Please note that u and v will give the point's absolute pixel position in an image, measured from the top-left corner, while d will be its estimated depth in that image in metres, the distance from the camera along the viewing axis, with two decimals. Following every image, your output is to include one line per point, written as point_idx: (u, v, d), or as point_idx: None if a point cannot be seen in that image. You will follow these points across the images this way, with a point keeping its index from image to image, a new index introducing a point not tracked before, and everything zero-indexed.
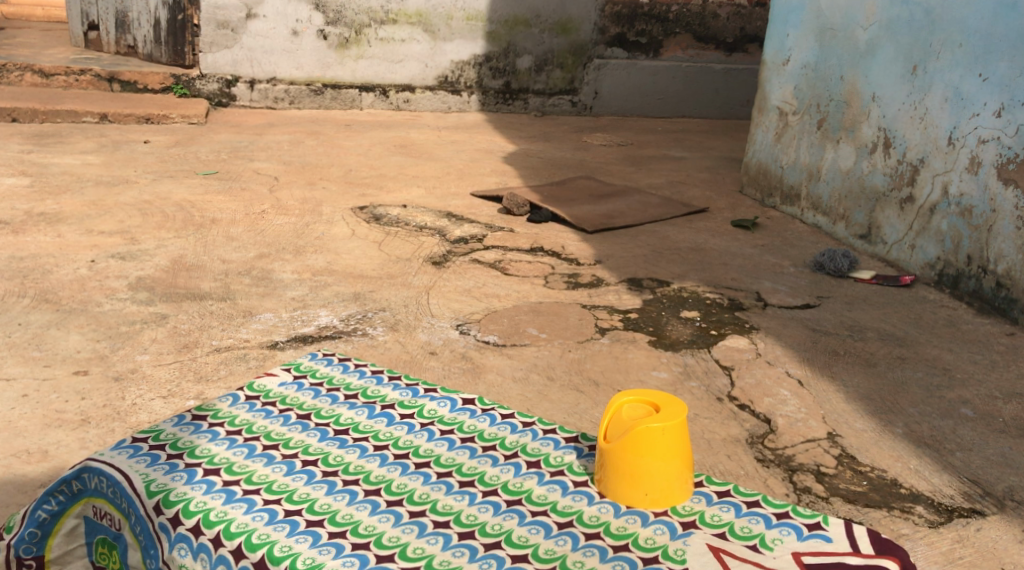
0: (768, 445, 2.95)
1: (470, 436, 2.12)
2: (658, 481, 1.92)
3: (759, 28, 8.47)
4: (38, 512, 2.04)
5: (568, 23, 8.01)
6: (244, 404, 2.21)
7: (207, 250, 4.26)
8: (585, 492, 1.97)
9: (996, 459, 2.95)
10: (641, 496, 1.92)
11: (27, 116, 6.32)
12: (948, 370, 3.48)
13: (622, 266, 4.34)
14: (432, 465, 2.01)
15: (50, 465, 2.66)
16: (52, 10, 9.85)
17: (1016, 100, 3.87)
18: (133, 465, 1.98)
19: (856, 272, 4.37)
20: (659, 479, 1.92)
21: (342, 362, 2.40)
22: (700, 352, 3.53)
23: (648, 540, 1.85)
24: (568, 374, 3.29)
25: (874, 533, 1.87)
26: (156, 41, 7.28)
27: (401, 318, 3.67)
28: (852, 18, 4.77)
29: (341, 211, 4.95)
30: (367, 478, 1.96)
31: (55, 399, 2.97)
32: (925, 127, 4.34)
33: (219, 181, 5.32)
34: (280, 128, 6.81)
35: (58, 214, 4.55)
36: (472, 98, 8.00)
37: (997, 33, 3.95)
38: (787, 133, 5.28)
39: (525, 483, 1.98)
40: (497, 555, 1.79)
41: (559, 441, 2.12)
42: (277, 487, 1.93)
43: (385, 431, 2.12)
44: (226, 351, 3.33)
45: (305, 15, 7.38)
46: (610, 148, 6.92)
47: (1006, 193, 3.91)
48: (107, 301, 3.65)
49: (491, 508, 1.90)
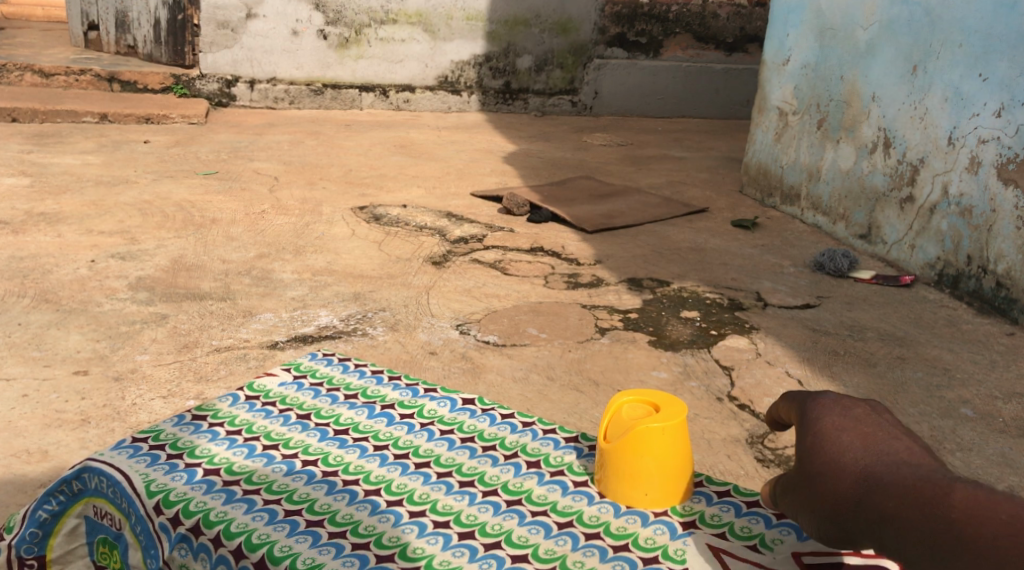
0: (768, 446, 2.95)
1: (470, 436, 2.12)
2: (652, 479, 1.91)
3: (759, 28, 8.47)
4: (39, 512, 2.03)
5: (568, 23, 8.00)
6: (244, 404, 2.21)
7: (208, 250, 4.26)
8: (585, 492, 1.97)
9: (996, 459, 2.95)
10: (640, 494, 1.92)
11: (27, 116, 6.31)
12: (949, 370, 3.48)
13: (623, 266, 4.35)
14: (432, 465, 2.01)
15: (50, 465, 2.65)
16: (52, 10, 9.85)
17: (1016, 100, 3.87)
18: (134, 465, 1.98)
19: (856, 272, 4.37)
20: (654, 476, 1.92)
21: (341, 362, 2.40)
22: (700, 352, 3.53)
23: (648, 540, 1.84)
24: (569, 374, 3.29)
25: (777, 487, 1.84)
26: (156, 41, 7.28)
27: (401, 318, 3.67)
28: (852, 18, 4.77)
29: (341, 211, 4.96)
30: (367, 478, 1.96)
31: (55, 399, 2.97)
32: (925, 127, 4.34)
33: (219, 181, 5.32)
34: (281, 128, 6.81)
35: (58, 214, 4.55)
36: (472, 98, 8.00)
37: (997, 33, 3.94)
38: (787, 133, 5.29)
39: (525, 483, 1.98)
40: (497, 555, 1.79)
41: (558, 441, 2.12)
42: (277, 487, 1.92)
43: (385, 431, 2.12)
44: (226, 351, 3.33)
45: (305, 15, 7.38)
46: (611, 148, 6.92)
47: (1006, 193, 3.91)
48: (106, 301, 3.66)
49: (491, 508, 1.90)
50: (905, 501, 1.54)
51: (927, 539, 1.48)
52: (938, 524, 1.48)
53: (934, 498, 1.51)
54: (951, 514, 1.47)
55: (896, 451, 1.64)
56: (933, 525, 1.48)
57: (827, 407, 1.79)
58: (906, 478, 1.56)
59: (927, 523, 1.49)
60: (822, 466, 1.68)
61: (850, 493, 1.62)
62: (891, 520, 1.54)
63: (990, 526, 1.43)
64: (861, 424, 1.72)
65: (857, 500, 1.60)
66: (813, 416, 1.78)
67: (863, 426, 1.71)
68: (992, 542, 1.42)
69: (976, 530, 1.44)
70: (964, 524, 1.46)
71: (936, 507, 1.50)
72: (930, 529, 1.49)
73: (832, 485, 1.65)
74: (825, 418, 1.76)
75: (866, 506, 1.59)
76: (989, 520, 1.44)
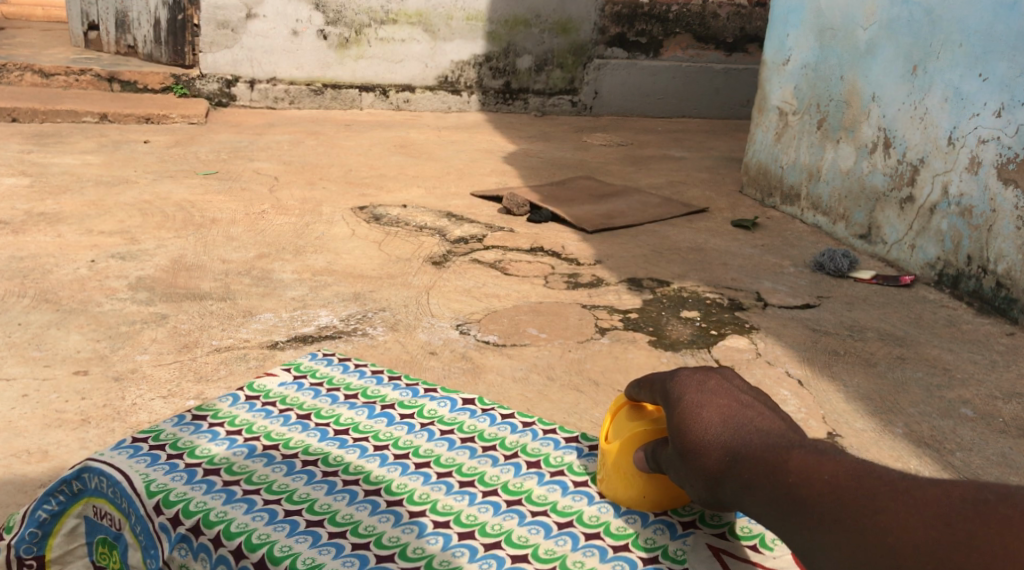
0: None
1: (470, 436, 2.12)
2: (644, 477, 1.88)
3: (759, 28, 8.47)
4: (38, 512, 2.03)
5: (568, 23, 8.00)
6: (244, 404, 2.20)
7: (207, 250, 4.26)
8: (585, 492, 1.96)
9: (996, 459, 2.95)
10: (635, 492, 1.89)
11: (27, 116, 6.31)
12: (948, 370, 3.48)
13: (622, 266, 4.35)
14: (432, 465, 2.01)
15: (50, 465, 2.65)
16: (52, 10, 9.85)
17: (1016, 100, 3.86)
18: (134, 465, 1.97)
19: (856, 272, 4.37)
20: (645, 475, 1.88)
21: (342, 362, 2.40)
22: (701, 352, 3.53)
23: (649, 540, 1.84)
24: (569, 374, 3.29)
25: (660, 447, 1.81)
26: (156, 42, 7.28)
27: (401, 318, 3.67)
28: (852, 18, 4.77)
29: (341, 211, 4.96)
30: (367, 478, 1.96)
31: (55, 399, 2.97)
32: (925, 127, 4.34)
33: (219, 181, 5.33)
34: (281, 128, 6.81)
35: (58, 214, 4.55)
36: (472, 98, 8.00)
37: (997, 33, 3.93)
38: (787, 133, 5.29)
39: (525, 483, 1.98)
40: (497, 555, 1.79)
41: (558, 442, 2.12)
42: (277, 487, 1.92)
43: (385, 431, 2.12)
44: (226, 351, 3.33)
45: (305, 15, 7.37)
46: (610, 148, 6.92)
47: (1005, 193, 3.91)
48: (106, 301, 3.66)
49: (491, 508, 1.90)
50: (755, 470, 1.51)
51: (774, 504, 1.47)
52: (783, 490, 1.46)
53: (780, 466, 1.49)
54: (795, 479, 1.46)
55: (749, 417, 1.61)
56: (779, 491, 1.47)
57: (685, 376, 1.75)
58: (756, 446, 1.54)
59: (772, 489, 1.48)
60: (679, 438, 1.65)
61: (709, 466, 1.58)
62: (744, 489, 1.52)
63: (829, 489, 1.41)
64: (717, 391, 1.68)
65: (715, 473, 1.57)
66: (673, 387, 1.74)
67: (719, 394, 1.67)
68: (826, 506, 1.40)
69: (814, 493, 1.43)
70: (805, 487, 1.44)
71: (782, 474, 1.48)
72: (776, 498, 1.47)
73: (690, 461, 1.61)
74: (684, 387, 1.72)
75: (723, 481, 1.56)
76: (826, 485, 1.42)
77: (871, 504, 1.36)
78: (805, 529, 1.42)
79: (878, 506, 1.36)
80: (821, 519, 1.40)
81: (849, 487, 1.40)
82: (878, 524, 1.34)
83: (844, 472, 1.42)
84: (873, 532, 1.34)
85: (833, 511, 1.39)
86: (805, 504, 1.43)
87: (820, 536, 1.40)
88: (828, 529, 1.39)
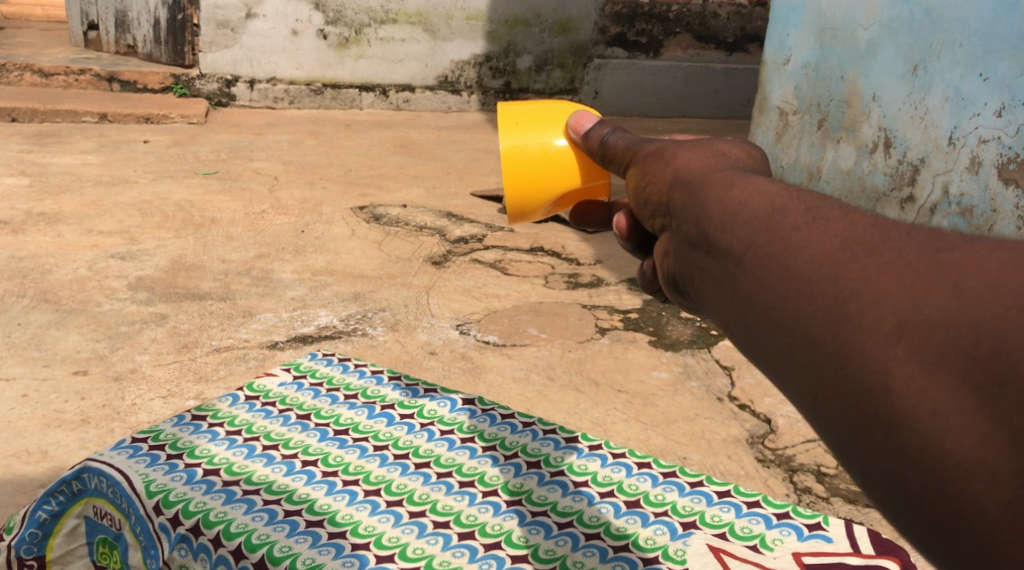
0: (768, 446, 2.92)
1: (470, 436, 2.05)
2: (578, 170, 1.62)
3: (759, 28, 8.42)
4: (38, 512, 1.98)
5: (568, 23, 7.98)
6: (243, 404, 2.18)
7: (207, 250, 4.25)
8: (586, 493, 1.87)
9: None
10: (540, 194, 1.65)
11: (27, 116, 6.30)
12: None
13: (623, 267, 4.34)
14: (431, 465, 1.94)
15: (49, 465, 2.64)
16: (52, 10, 9.84)
17: (1017, 100, 3.84)
18: (134, 465, 1.92)
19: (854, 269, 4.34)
20: (570, 181, 1.63)
21: (341, 363, 2.39)
22: (701, 352, 3.52)
23: (648, 541, 1.75)
24: (569, 374, 3.28)
25: (605, 128, 1.45)
26: (156, 41, 7.31)
27: (401, 318, 3.67)
28: (852, 18, 4.77)
29: (341, 211, 4.95)
30: (367, 478, 1.89)
31: (54, 399, 2.97)
32: (925, 127, 4.33)
33: (219, 181, 5.32)
34: (280, 128, 6.81)
35: (57, 214, 4.55)
36: (472, 98, 8.00)
37: (997, 33, 3.92)
38: (787, 133, 5.30)
39: (525, 483, 1.89)
40: (497, 555, 1.70)
41: (558, 442, 2.04)
42: (277, 487, 1.85)
43: (384, 431, 2.07)
44: (226, 351, 3.32)
45: (305, 15, 7.39)
46: None
47: (1006, 193, 3.92)
48: (106, 301, 3.65)
49: (491, 508, 1.81)
50: (763, 206, 1.03)
51: (763, 259, 1.00)
52: (786, 242, 0.98)
53: (809, 209, 1.00)
54: (812, 230, 0.97)
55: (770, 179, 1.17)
56: (774, 245, 0.99)
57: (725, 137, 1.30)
58: (779, 187, 1.05)
59: (769, 202, 1.03)
60: (674, 155, 1.20)
61: (696, 168, 1.15)
62: (724, 192, 1.07)
63: (871, 251, 0.93)
64: (753, 150, 1.20)
65: (695, 177, 1.14)
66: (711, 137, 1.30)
67: (758, 153, 1.20)
68: (859, 272, 0.93)
69: (846, 253, 0.94)
70: (828, 243, 0.96)
71: (804, 217, 0.99)
72: (772, 213, 1.01)
73: (677, 161, 1.18)
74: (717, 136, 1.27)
75: (699, 185, 1.12)
76: (870, 244, 0.93)
77: (946, 290, 0.88)
78: (808, 301, 0.95)
79: (960, 293, 0.87)
80: (840, 295, 0.93)
81: (915, 257, 0.91)
82: (939, 321, 0.88)
83: (915, 235, 0.92)
84: (922, 330, 0.88)
85: (869, 288, 0.92)
86: (815, 266, 0.95)
87: (824, 325, 0.94)
88: (845, 312, 0.93)
